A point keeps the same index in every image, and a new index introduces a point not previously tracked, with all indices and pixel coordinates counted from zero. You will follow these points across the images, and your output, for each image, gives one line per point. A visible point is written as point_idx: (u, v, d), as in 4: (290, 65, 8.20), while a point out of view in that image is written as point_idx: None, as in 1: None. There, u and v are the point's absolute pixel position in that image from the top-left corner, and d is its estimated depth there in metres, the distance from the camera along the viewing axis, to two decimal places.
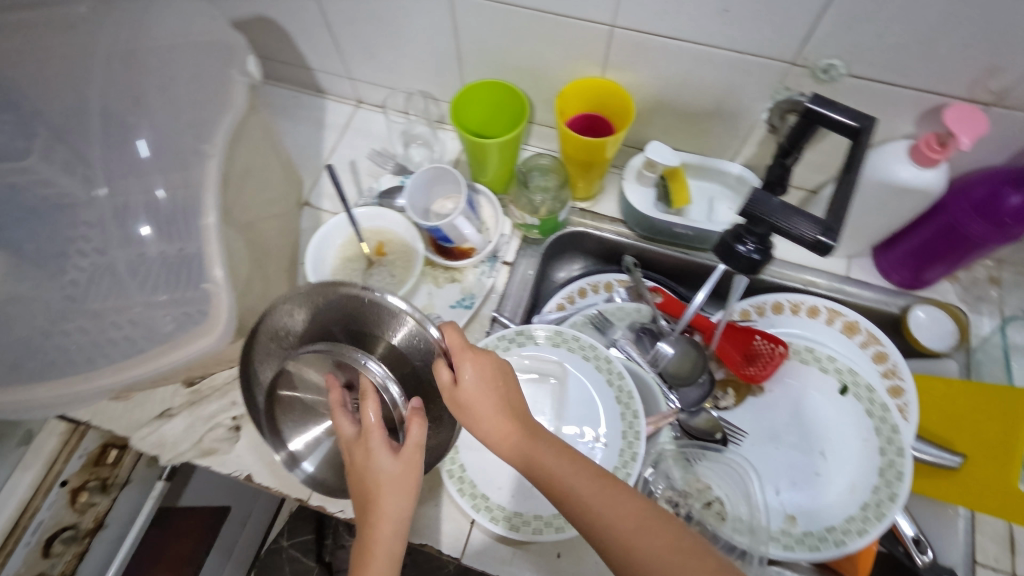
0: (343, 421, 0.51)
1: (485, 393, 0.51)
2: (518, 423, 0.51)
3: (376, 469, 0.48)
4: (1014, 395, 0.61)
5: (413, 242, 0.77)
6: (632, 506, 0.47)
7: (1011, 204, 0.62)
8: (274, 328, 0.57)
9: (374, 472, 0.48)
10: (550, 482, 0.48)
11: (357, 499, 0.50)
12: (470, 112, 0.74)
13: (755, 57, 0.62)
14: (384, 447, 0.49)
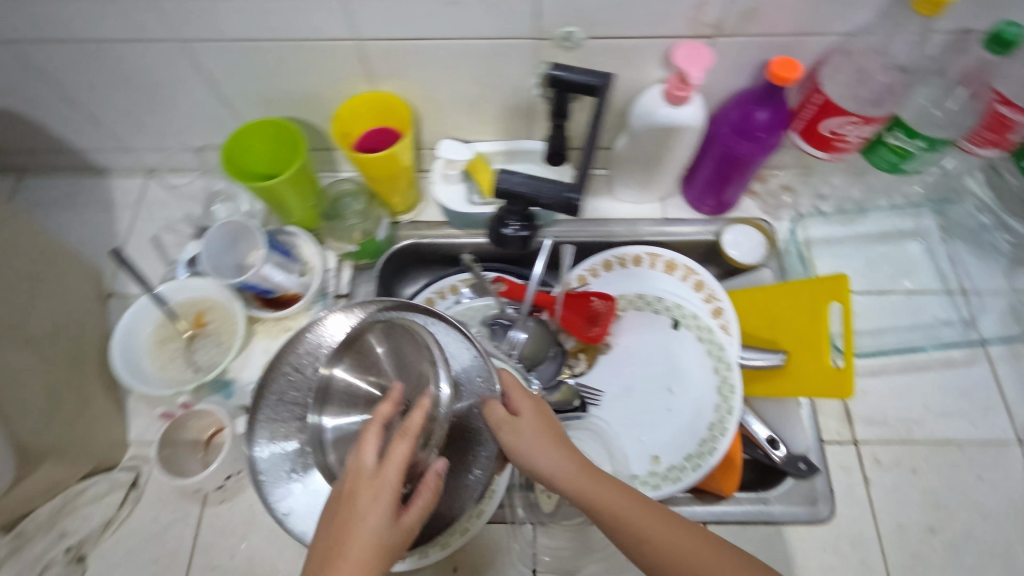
0: (371, 454, 0.43)
1: (545, 441, 0.51)
2: (581, 463, 0.51)
3: (370, 521, 0.41)
4: (808, 286, 0.68)
5: (231, 303, 0.72)
6: (700, 535, 0.47)
7: (761, 119, 0.67)
8: (302, 351, 0.57)
9: (362, 527, 0.41)
10: (602, 516, 0.48)
11: (330, 534, 0.42)
12: (249, 157, 0.70)
13: (500, 40, 0.63)
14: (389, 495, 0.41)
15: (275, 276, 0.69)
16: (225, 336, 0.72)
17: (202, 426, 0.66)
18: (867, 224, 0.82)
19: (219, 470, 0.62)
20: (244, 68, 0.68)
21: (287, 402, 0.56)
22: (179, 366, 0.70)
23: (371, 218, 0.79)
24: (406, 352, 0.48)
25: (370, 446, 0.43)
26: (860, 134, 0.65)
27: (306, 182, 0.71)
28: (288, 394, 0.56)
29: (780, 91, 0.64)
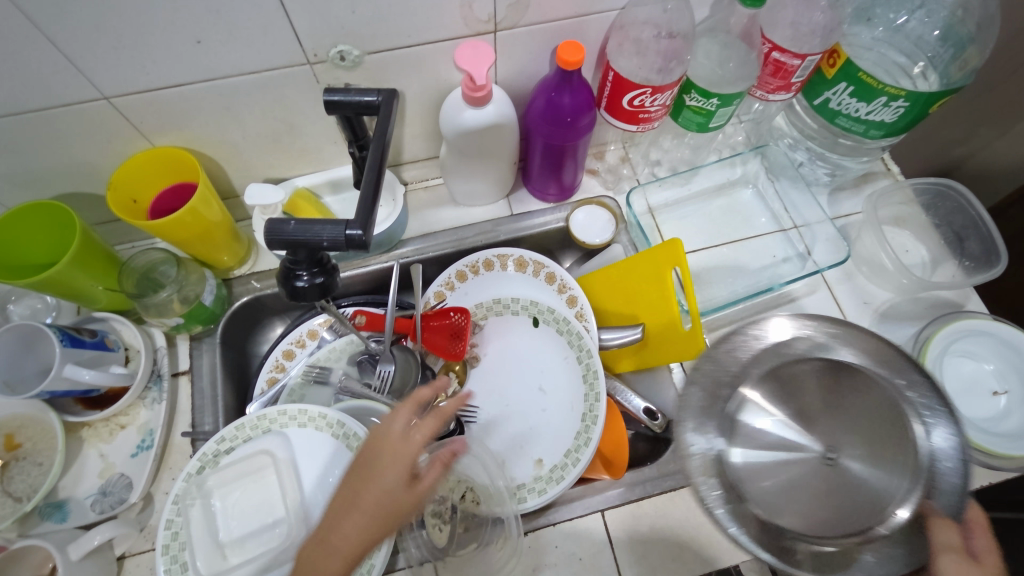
0: (417, 432, 0.47)
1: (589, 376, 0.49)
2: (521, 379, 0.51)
3: (408, 486, 0.45)
4: (650, 254, 0.70)
5: (45, 415, 0.64)
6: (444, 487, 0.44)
7: (565, 104, 0.66)
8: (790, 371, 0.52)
9: (384, 450, 0.46)
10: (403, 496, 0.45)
11: (350, 484, 0.45)
12: (19, 248, 0.61)
13: (272, 70, 0.59)
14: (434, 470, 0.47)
15: (81, 375, 0.60)
16: (45, 453, 0.63)
17: (35, 563, 0.57)
18: (700, 181, 0.85)
19: None
20: None
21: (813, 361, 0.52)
22: None
23: (188, 282, 0.69)
24: (889, 458, 0.47)
25: (411, 427, 0.47)
26: (658, 103, 0.65)
27: (97, 260, 0.63)
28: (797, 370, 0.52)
29: (571, 76, 0.64)
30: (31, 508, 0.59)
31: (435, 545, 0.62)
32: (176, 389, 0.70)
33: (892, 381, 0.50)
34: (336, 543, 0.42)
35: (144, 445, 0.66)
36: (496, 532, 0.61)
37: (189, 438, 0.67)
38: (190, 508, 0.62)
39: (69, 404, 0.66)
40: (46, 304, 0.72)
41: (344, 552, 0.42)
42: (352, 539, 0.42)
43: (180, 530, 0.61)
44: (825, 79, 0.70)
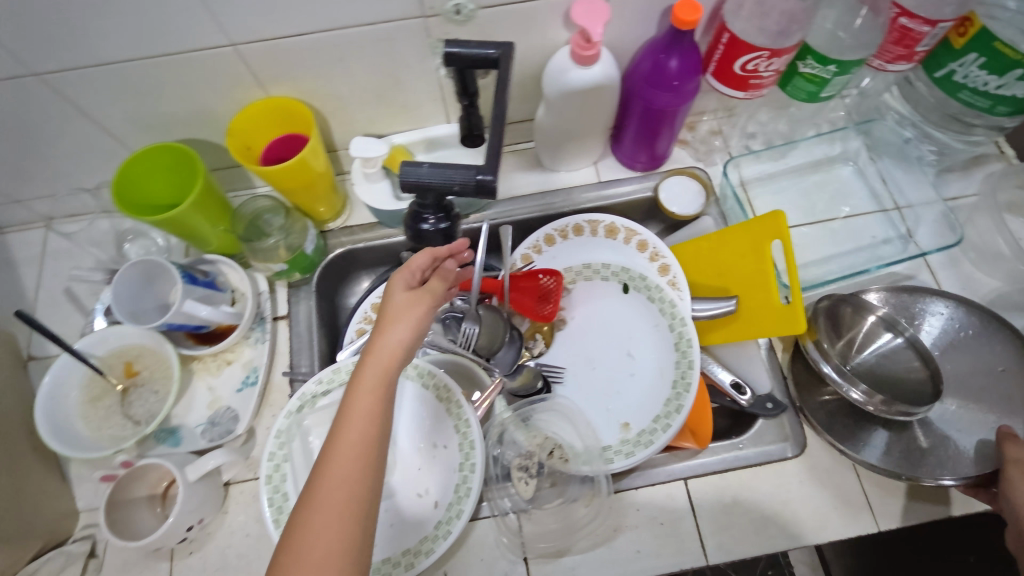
0: (399, 278, 0.46)
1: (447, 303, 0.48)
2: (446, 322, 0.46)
3: (411, 324, 0.44)
4: (749, 225, 0.68)
5: (161, 346, 0.68)
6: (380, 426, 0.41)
7: (673, 67, 0.65)
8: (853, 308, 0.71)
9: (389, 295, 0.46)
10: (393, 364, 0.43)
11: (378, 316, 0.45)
12: (143, 189, 0.64)
13: (388, 23, 0.59)
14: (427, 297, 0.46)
15: (200, 312, 0.64)
16: (161, 382, 0.67)
17: (153, 481, 0.63)
18: (797, 156, 0.83)
19: (178, 524, 0.58)
20: (118, 94, 0.62)
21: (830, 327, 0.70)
22: (116, 422, 0.66)
23: (293, 231, 0.72)
24: (902, 380, 0.68)
25: (398, 280, 0.47)
26: (773, 68, 0.63)
27: (213, 204, 0.66)
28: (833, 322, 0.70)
29: (684, 36, 0.62)
30: (151, 430, 0.64)
31: (520, 495, 0.64)
32: (276, 333, 0.74)
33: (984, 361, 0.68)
34: (360, 403, 0.41)
35: (249, 381, 0.70)
36: (581, 489, 0.64)
37: (287, 378, 0.70)
38: (294, 443, 0.66)
39: (182, 338, 0.70)
40: (158, 245, 0.77)
41: (370, 401, 0.42)
42: (367, 387, 0.42)
43: (282, 462, 0.64)
44: (953, 49, 0.66)
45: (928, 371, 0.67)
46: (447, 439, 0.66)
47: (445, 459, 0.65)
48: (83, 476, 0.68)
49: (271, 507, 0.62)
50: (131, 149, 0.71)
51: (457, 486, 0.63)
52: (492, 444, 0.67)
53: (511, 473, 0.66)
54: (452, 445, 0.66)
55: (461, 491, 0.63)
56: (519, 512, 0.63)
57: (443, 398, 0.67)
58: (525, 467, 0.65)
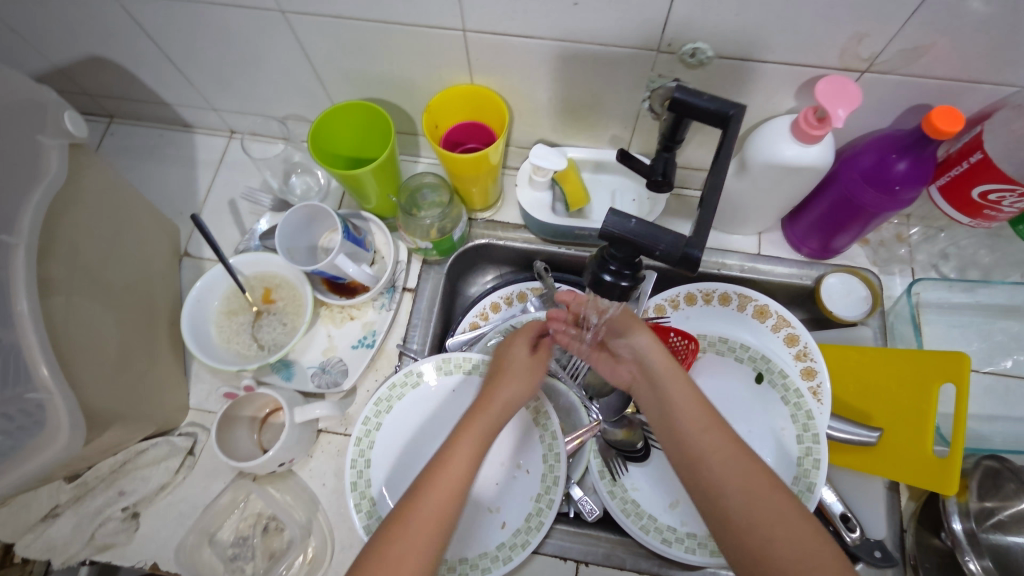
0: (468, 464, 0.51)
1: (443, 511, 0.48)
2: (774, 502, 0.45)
3: (525, 385, 0.58)
4: (919, 359, 0.61)
5: (300, 284, 0.71)
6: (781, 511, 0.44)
7: (898, 170, 0.59)
8: None
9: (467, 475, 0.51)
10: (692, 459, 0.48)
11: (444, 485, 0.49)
12: (333, 137, 0.67)
13: (619, 48, 0.58)
14: (542, 363, 0.61)
15: (347, 268, 0.67)
16: (291, 317, 0.70)
17: (258, 405, 0.65)
18: (991, 294, 0.73)
19: (275, 459, 0.60)
20: (340, 44, 0.64)
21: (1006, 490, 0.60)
22: (243, 339, 0.70)
23: (449, 216, 0.72)
24: None
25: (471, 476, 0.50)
26: (1020, 206, 0.56)
27: (389, 172, 0.68)
28: (1006, 485, 0.60)
29: (930, 144, 0.56)
30: (273, 360, 0.67)
31: (587, 544, 0.64)
32: (401, 303, 0.75)
33: None
34: (468, 440, 0.52)
35: (365, 342, 0.72)
36: (650, 565, 0.63)
37: (399, 351, 0.72)
38: (392, 415, 0.67)
39: (318, 282, 0.73)
40: (319, 186, 0.80)
41: (470, 443, 0.52)
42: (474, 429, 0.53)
43: (373, 430, 0.66)
44: None
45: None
46: (532, 466, 0.65)
47: (525, 484, 0.64)
48: (199, 377, 0.73)
49: (352, 468, 0.64)
50: (329, 94, 0.74)
51: (530, 515, 0.63)
52: (572, 484, 0.67)
53: (608, 503, 0.64)
54: (535, 471, 0.65)
55: (533, 522, 0.62)
56: (579, 562, 0.64)
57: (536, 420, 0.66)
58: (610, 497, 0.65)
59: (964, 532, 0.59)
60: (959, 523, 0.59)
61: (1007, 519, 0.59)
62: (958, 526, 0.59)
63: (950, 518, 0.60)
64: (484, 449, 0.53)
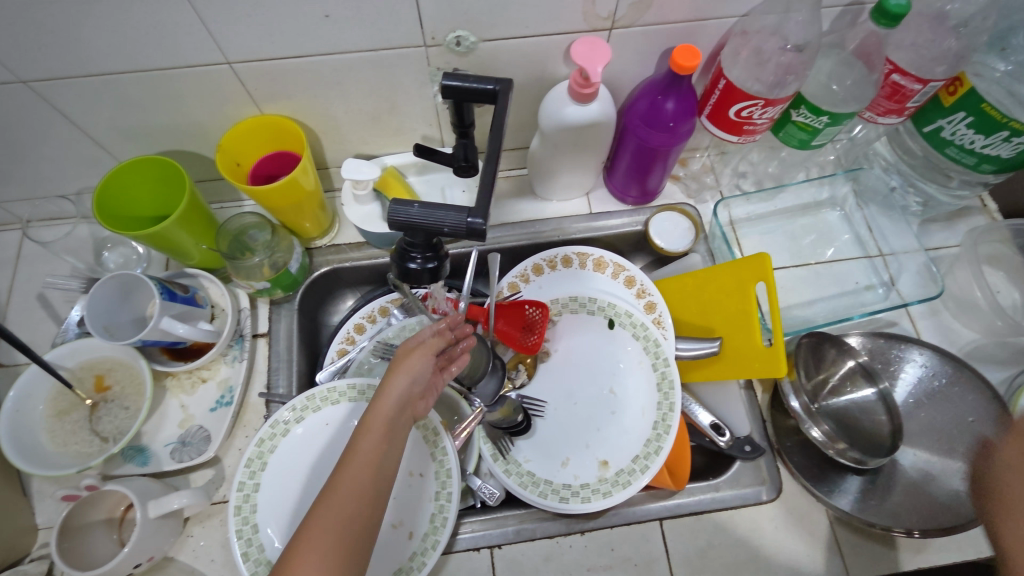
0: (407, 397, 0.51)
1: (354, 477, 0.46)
2: None
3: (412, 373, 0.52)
4: (732, 267, 0.68)
5: (135, 360, 0.66)
6: None
7: (669, 109, 0.65)
8: (830, 357, 0.72)
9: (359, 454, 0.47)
10: None
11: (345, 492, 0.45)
12: (125, 199, 0.63)
13: (389, 51, 0.59)
14: (421, 350, 0.54)
15: (177, 330, 0.62)
16: (133, 398, 0.65)
17: (111, 504, 0.60)
18: (786, 199, 0.83)
19: (127, 560, 0.56)
20: (106, 103, 0.61)
21: (809, 364, 0.71)
22: (83, 438, 0.64)
23: (278, 248, 0.70)
24: (862, 438, 0.68)
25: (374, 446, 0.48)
26: (767, 116, 0.64)
27: (198, 219, 0.65)
28: (809, 360, 0.71)
29: (683, 80, 0.63)
30: (119, 449, 0.62)
31: (498, 527, 0.65)
32: (254, 351, 0.72)
33: (956, 415, 0.68)
34: (344, 478, 0.46)
35: (223, 401, 0.68)
36: (561, 526, 0.65)
37: (264, 400, 0.69)
38: (267, 471, 0.64)
39: (156, 353, 0.68)
40: (138, 254, 0.75)
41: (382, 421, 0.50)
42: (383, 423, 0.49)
43: (252, 493, 0.63)
44: (942, 106, 0.67)
45: (893, 424, 0.68)
46: (424, 469, 0.64)
47: (420, 488, 0.63)
48: (44, 493, 0.65)
49: (239, 539, 0.61)
50: (118, 158, 0.70)
51: (433, 515, 0.62)
52: (469, 475, 0.67)
53: (507, 481, 0.66)
54: (428, 472, 0.64)
55: (437, 521, 0.62)
56: (493, 547, 0.64)
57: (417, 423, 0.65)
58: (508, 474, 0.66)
59: (802, 403, 0.67)
60: (797, 400, 0.67)
61: (837, 382, 0.71)
62: (795, 401, 0.67)
63: (788, 399, 0.67)
64: (396, 450, 0.50)
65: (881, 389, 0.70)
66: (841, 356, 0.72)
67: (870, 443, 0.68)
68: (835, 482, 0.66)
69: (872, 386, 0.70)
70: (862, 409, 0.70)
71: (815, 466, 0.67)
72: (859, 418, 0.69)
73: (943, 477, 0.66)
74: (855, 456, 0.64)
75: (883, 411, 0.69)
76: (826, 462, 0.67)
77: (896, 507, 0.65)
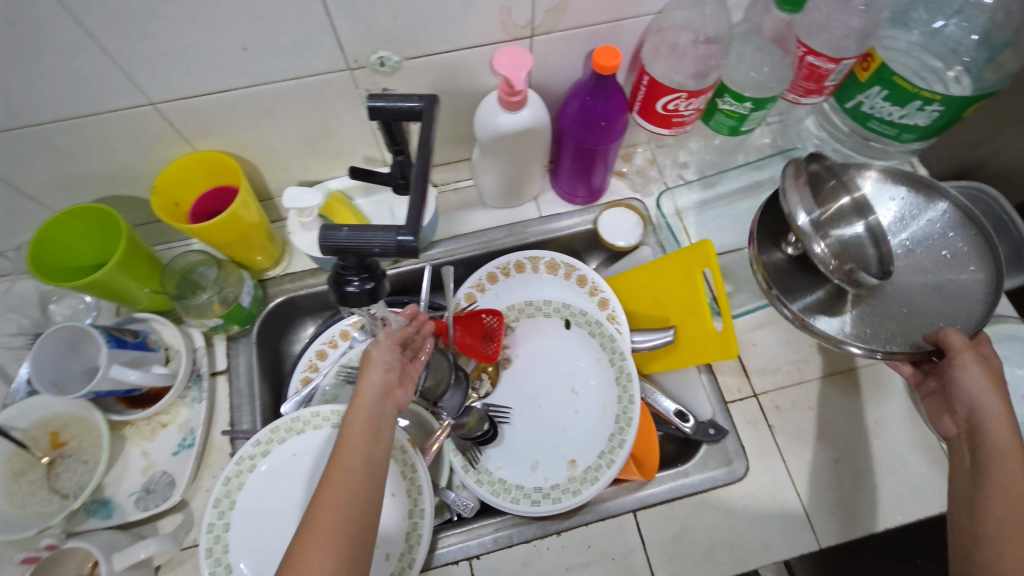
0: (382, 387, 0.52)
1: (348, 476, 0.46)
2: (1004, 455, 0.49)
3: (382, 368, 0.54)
4: (679, 256, 0.70)
5: (89, 412, 0.65)
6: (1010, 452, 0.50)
7: (598, 109, 0.66)
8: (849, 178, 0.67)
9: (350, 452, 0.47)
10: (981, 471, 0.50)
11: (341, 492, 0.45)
12: (62, 249, 0.62)
13: (314, 77, 0.60)
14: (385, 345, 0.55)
15: (127, 377, 0.61)
16: (91, 451, 0.64)
17: (76, 561, 0.59)
18: (727, 184, 0.85)
19: None
20: (33, 156, 0.60)
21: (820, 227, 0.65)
22: (41, 497, 0.62)
23: (227, 283, 0.71)
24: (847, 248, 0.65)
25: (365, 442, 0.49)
26: (692, 107, 0.66)
27: (141, 263, 0.65)
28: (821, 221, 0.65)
29: (607, 80, 0.64)
30: (80, 504, 0.61)
31: (474, 538, 0.65)
32: (214, 389, 0.71)
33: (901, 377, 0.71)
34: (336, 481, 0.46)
35: (185, 443, 0.68)
36: (536, 530, 0.65)
37: (229, 437, 0.68)
38: (237, 509, 0.63)
39: (112, 403, 0.67)
40: (86, 304, 0.74)
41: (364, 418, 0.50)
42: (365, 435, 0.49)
43: (222, 533, 0.62)
44: (859, 82, 0.70)
45: (880, 250, 0.65)
46: (395, 489, 0.64)
47: (391, 509, 0.63)
48: None
49: None
50: (53, 210, 0.69)
51: (408, 535, 0.62)
52: (441, 489, 0.68)
53: (479, 490, 0.66)
54: (399, 492, 0.63)
55: (412, 540, 0.62)
56: (470, 558, 0.64)
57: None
58: (481, 483, 0.66)
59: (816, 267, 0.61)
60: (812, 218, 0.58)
61: (830, 214, 0.67)
62: (817, 248, 0.58)
63: (797, 219, 0.57)
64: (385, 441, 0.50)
65: (871, 220, 0.66)
66: (840, 188, 0.68)
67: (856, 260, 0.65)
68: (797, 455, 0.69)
69: (864, 220, 0.67)
70: (850, 242, 0.66)
71: (821, 313, 0.64)
72: (848, 238, 0.66)
73: (924, 307, 0.62)
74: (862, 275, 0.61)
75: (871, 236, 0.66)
76: (800, 281, 0.66)
77: (881, 331, 0.62)
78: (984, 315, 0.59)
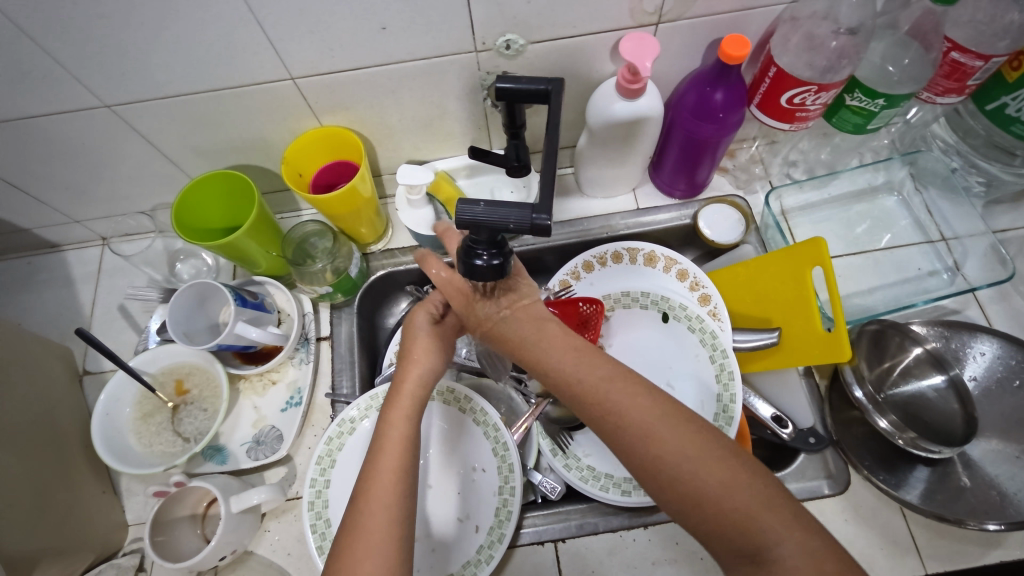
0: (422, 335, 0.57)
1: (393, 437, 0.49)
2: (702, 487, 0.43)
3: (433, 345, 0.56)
4: (788, 255, 0.68)
5: (211, 364, 0.70)
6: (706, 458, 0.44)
7: (718, 100, 0.65)
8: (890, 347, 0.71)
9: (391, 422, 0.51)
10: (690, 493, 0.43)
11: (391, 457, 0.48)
12: (196, 210, 0.67)
13: (441, 58, 0.62)
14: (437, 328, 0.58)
15: (250, 334, 0.66)
16: (211, 400, 0.69)
17: (193, 501, 0.64)
18: (839, 186, 0.81)
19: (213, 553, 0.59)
20: (180, 122, 0.65)
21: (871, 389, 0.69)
22: (166, 438, 0.68)
23: (339, 255, 0.74)
24: (919, 419, 0.67)
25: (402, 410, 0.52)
26: (820, 102, 0.63)
27: (265, 229, 0.69)
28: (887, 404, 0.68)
29: (732, 69, 0.62)
30: (200, 448, 0.65)
31: (560, 521, 0.65)
32: (319, 353, 0.75)
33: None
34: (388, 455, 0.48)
35: (293, 401, 0.72)
36: (624, 520, 0.65)
37: (330, 400, 0.72)
38: (339, 466, 0.66)
39: (230, 357, 0.72)
40: (208, 265, 0.79)
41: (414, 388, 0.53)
42: (399, 418, 0.51)
43: (324, 489, 0.65)
44: (1005, 83, 0.65)
45: (967, 412, 0.66)
46: (487, 463, 0.66)
47: (484, 482, 0.65)
48: (132, 490, 0.70)
49: (314, 534, 0.63)
50: (188, 174, 0.74)
51: (498, 510, 0.63)
52: (530, 470, 0.69)
53: (569, 475, 0.66)
54: (491, 467, 0.65)
55: (501, 515, 0.63)
56: (556, 541, 0.64)
57: (451, 400, 0.68)
58: (569, 467, 0.67)
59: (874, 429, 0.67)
60: (861, 391, 0.67)
61: (907, 368, 0.70)
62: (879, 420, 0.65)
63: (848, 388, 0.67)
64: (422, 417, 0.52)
65: (952, 376, 0.68)
66: (909, 342, 0.70)
67: (939, 432, 0.66)
68: (911, 479, 0.65)
69: (943, 373, 0.68)
70: (929, 399, 0.68)
71: (863, 444, 0.66)
72: (923, 402, 0.68)
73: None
74: (927, 445, 0.62)
75: (956, 399, 0.67)
76: (869, 435, 0.67)
77: (994, 504, 0.62)
78: (968, 420, 0.65)
